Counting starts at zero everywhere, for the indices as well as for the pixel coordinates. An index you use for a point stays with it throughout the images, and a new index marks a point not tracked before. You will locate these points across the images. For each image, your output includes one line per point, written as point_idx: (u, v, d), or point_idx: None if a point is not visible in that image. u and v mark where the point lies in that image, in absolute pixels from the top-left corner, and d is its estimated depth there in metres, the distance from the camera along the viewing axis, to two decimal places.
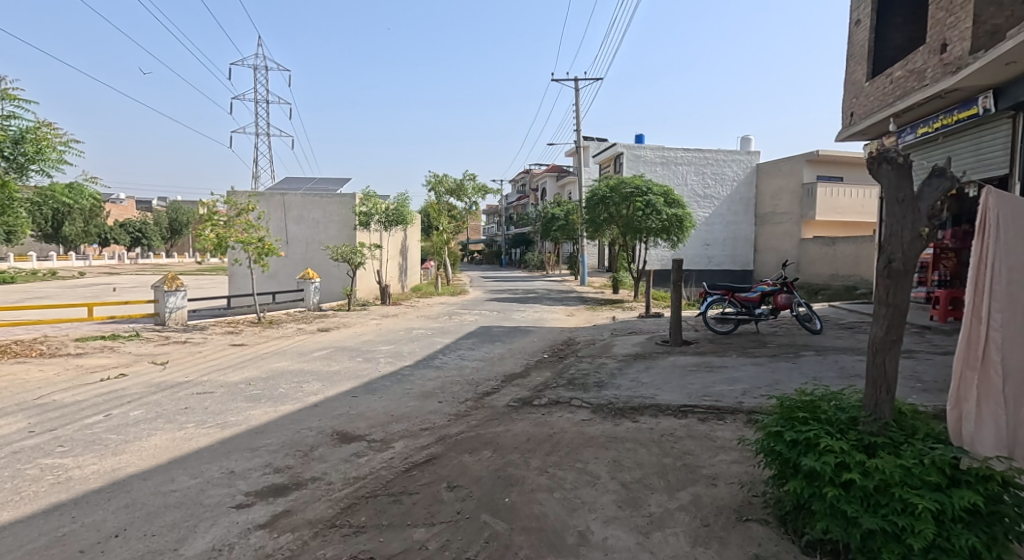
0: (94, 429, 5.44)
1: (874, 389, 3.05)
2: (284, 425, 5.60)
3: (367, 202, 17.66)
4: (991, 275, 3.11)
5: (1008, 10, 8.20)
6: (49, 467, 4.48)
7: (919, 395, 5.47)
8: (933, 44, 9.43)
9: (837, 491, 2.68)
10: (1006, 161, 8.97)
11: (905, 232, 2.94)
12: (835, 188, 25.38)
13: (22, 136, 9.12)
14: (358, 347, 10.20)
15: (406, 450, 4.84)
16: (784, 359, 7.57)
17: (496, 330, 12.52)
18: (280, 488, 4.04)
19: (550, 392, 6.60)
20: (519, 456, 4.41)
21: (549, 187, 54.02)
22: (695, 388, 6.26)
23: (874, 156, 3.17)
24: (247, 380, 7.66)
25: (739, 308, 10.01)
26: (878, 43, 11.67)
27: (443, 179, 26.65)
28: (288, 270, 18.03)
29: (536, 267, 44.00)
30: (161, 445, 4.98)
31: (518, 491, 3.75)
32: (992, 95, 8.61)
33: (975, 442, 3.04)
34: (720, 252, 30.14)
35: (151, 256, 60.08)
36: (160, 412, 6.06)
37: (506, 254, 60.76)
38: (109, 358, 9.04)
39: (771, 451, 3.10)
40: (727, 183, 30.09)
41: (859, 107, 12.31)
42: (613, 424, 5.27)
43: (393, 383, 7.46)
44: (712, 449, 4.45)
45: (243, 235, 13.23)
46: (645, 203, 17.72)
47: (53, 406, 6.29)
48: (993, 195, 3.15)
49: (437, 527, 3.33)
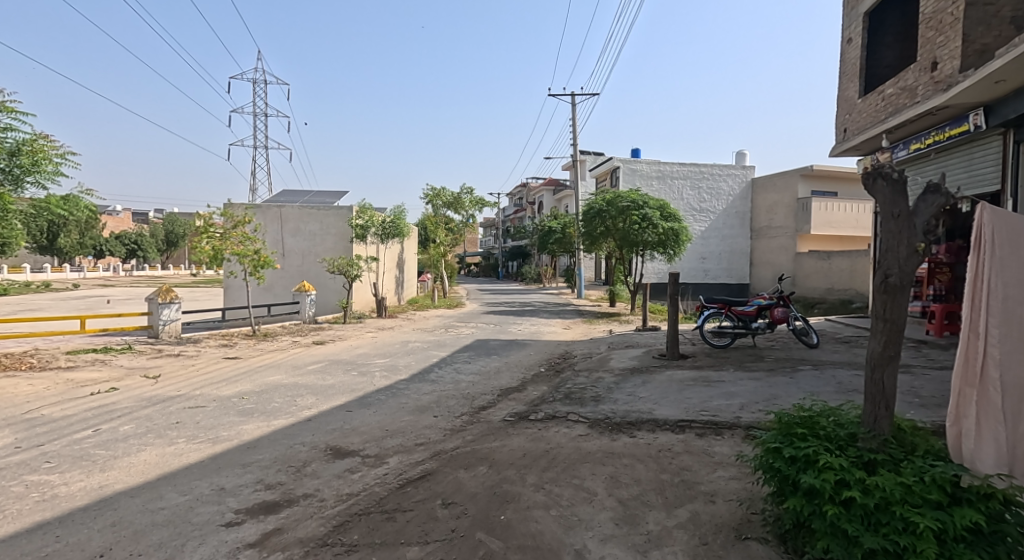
0: (82, 445, 5.34)
1: (873, 405, 3.03)
2: (277, 440, 5.53)
3: (363, 214, 17.72)
4: (987, 293, 3.09)
5: (995, 30, 8.37)
6: (34, 484, 4.38)
7: (916, 410, 5.46)
8: (923, 62, 9.56)
9: (837, 509, 2.63)
10: (998, 177, 9.07)
11: (900, 247, 2.93)
12: (830, 204, 25.59)
13: (18, 148, 9.07)
14: (353, 361, 10.10)
15: (400, 466, 4.77)
16: (781, 374, 7.52)
17: (492, 343, 12.46)
18: (271, 505, 3.97)
19: (547, 407, 6.52)
20: (516, 472, 4.35)
21: (546, 200, 54.87)
22: (692, 402, 6.22)
23: (868, 172, 3.16)
24: (240, 394, 7.59)
25: (736, 322, 9.95)
26: (869, 61, 11.84)
27: (441, 193, 26.74)
28: (283, 282, 17.99)
29: (535, 280, 43.95)
30: (149, 462, 4.89)
31: (513, 508, 3.69)
32: (983, 113, 8.70)
33: (975, 460, 3.02)
34: (717, 265, 30.31)
35: (146, 268, 59.51)
36: (150, 427, 5.96)
37: (505, 267, 61.01)
38: (100, 372, 8.88)
39: (770, 468, 3.05)
40: (723, 197, 30.36)
41: (852, 123, 12.38)
42: (610, 440, 5.22)
43: (388, 398, 7.37)
44: (710, 465, 4.40)
45: (239, 247, 13.14)
46: (642, 218, 17.70)
47: (41, 421, 6.17)
48: (987, 211, 3.16)
49: (431, 546, 3.27)
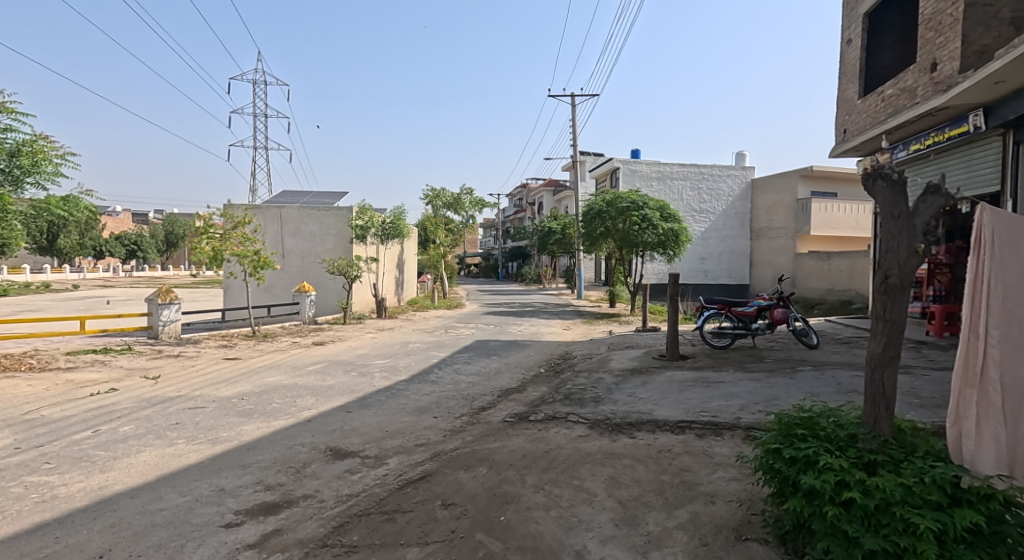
0: (81, 446, 5.34)
1: (873, 405, 3.02)
2: (276, 441, 5.53)
3: (363, 215, 17.73)
4: (987, 293, 3.08)
5: (995, 31, 8.37)
6: (34, 485, 4.38)
7: (916, 411, 5.46)
8: (923, 63, 9.56)
9: (837, 511, 2.63)
10: (998, 178, 9.07)
11: (900, 247, 2.93)
12: (830, 204, 25.60)
13: (17, 149, 9.06)
14: (353, 362, 10.09)
15: (400, 467, 4.76)
16: (781, 375, 7.52)
17: (492, 344, 12.47)
18: (271, 506, 3.96)
19: (546, 408, 6.52)
20: (515, 473, 4.35)
21: (545, 201, 54.89)
22: (692, 403, 6.22)
23: (868, 172, 3.16)
24: (240, 395, 7.58)
25: (736, 323, 9.94)
26: (869, 61, 11.85)
27: (440, 193, 26.75)
28: (283, 283, 17.99)
29: (535, 281, 43.94)
30: (148, 463, 4.88)
31: (513, 509, 3.68)
32: (982, 114, 8.70)
33: (975, 461, 3.02)
34: (717, 266, 30.32)
35: (146, 269, 59.51)
36: (150, 427, 5.96)
37: (505, 268, 61.03)
38: (99, 373, 8.87)
39: (770, 469, 3.05)
40: (723, 197, 30.39)
41: (851, 124, 12.39)
42: (610, 440, 5.22)
43: (388, 399, 7.36)
44: (710, 466, 4.40)
45: (238, 248, 13.13)
46: (642, 218, 17.70)
47: (41, 422, 6.17)
48: (987, 212, 3.16)
49: (431, 547, 3.26)
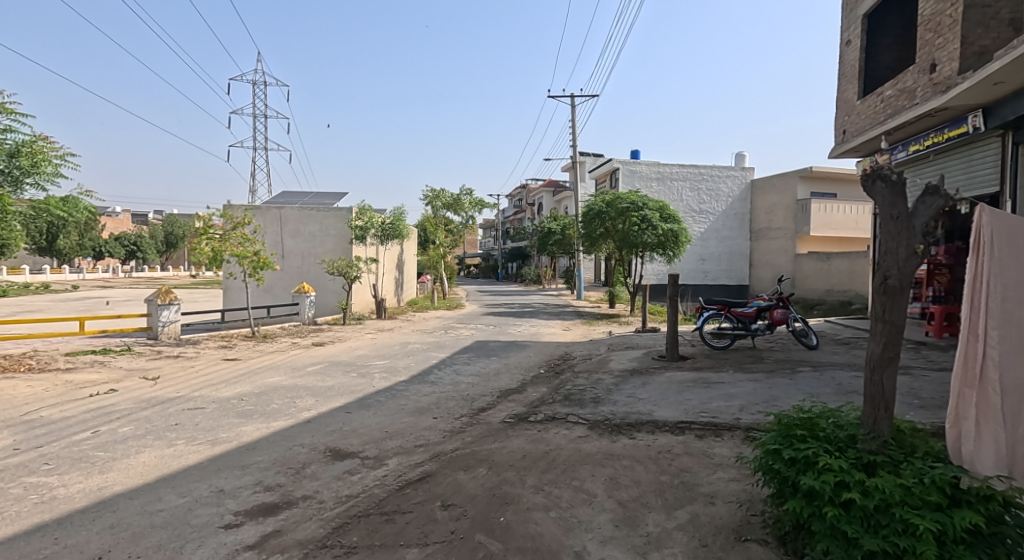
0: (81, 447, 5.34)
1: (872, 406, 3.03)
2: (276, 442, 5.52)
3: (362, 216, 17.72)
4: (986, 294, 3.08)
5: (994, 32, 8.38)
6: (33, 486, 4.38)
7: (916, 412, 5.46)
8: (922, 64, 9.58)
9: (837, 511, 2.63)
10: (997, 178, 9.08)
11: (900, 248, 2.93)
12: (829, 205, 25.62)
13: (17, 149, 9.07)
14: (353, 363, 10.10)
15: (399, 468, 4.76)
16: (780, 375, 7.53)
17: (492, 345, 12.47)
18: (270, 507, 3.96)
19: (546, 409, 6.51)
20: (515, 474, 4.34)
21: (545, 201, 54.90)
22: (692, 404, 6.22)
23: (868, 173, 3.17)
24: (239, 396, 7.58)
25: (735, 324, 9.94)
26: (868, 62, 11.86)
27: (440, 194, 26.75)
28: (282, 283, 17.99)
29: (535, 281, 43.93)
30: (147, 463, 4.88)
31: (513, 510, 3.68)
32: (982, 115, 8.71)
33: (974, 461, 3.02)
34: (716, 266, 30.34)
35: (147, 269, 59.49)
36: (150, 428, 5.96)
37: (505, 268, 61.06)
38: (99, 374, 8.87)
39: (769, 469, 3.05)
40: (722, 198, 30.43)
41: (851, 125, 12.40)
42: (609, 441, 5.22)
43: (388, 400, 7.36)
44: (709, 466, 4.40)
45: (238, 248, 13.12)
46: (641, 219, 17.71)
47: (40, 423, 6.17)
48: (986, 212, 3.16)
49: (430, 548, 3.26)
